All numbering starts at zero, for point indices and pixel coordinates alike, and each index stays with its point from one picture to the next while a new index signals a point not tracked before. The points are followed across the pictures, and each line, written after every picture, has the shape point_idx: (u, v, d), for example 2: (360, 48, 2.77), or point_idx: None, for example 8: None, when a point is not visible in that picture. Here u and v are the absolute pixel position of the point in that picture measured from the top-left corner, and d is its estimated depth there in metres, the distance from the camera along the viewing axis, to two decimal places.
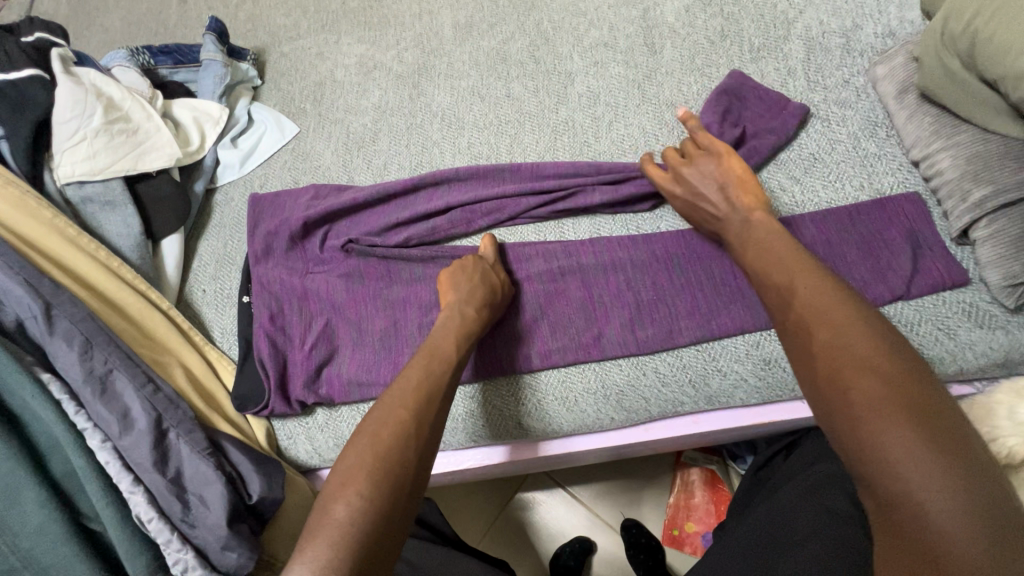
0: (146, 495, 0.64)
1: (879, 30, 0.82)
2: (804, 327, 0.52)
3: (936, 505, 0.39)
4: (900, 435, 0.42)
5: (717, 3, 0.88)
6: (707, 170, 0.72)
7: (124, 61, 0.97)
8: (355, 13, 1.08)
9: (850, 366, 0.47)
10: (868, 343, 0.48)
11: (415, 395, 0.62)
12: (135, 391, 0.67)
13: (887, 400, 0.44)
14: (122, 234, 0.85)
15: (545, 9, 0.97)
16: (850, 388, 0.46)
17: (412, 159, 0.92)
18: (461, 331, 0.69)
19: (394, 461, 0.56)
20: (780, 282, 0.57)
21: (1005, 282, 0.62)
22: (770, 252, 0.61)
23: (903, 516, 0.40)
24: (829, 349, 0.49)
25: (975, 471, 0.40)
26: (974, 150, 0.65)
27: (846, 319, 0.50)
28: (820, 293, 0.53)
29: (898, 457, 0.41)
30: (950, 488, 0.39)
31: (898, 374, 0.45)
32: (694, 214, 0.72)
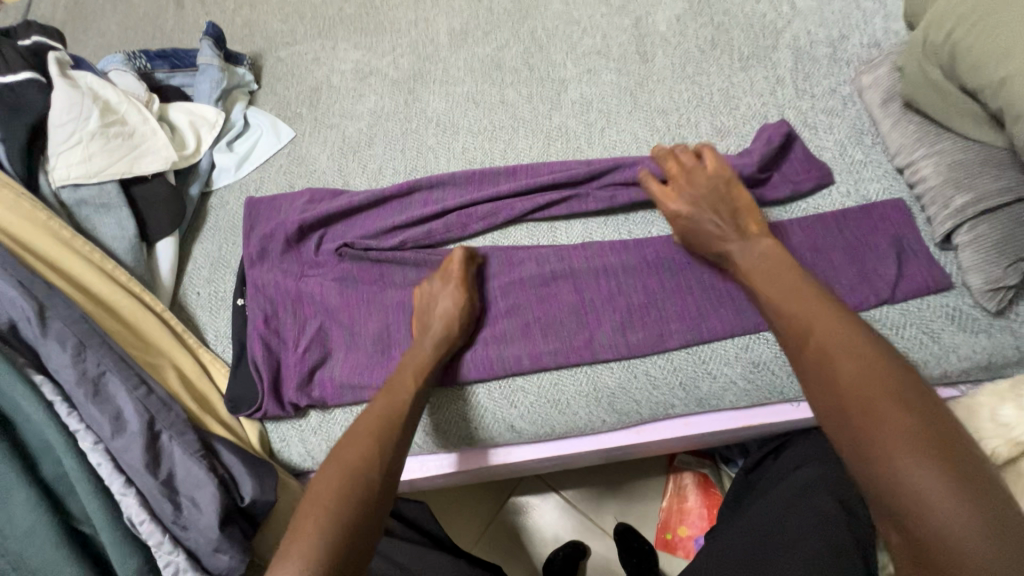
0: (138, 498, 0.64)
1: (865, 41, 0.84)
2: (824, 362, 0.54)
3: (969, 544, 0.41)
4: (932, 475, 0.44)
5: (707, 13, 0.90)
6: (714, 191, 0.71)
7: (120, 65, 0.97)
8: (351, 19, 1.09)
9: (875, 403, 0.49)
10: (888, 382, 0.50)
11: (377, 419, 0.64)
12: (127, 393, 0.67)
13: (912, 440, 0.46)
14: (117, 237, 0.85)
15: (539, 17, 0.98)
16: (873, 426, 0.48)
17: (407, 163, 0.93)
18: (419, 366, 0.69)
19: (359, 482, 0.59)
20: (796, 310, 0.59)
21: (987, 286, 0.63)
22: (789, 284, 0.62)
23: (936, 553, 0.42)
24: (853, 385, 0.51)
25: (1003, 512, 0.43)
26: (955, 158, 0.67)
27: (864, 358, 0.53)
28: (834, 329, 0.56)
29: (932, 495, 0.44)
30: (980, 528, 0.42)
31: (925, 415, 0.48)
32: (693, 238, 0.72)
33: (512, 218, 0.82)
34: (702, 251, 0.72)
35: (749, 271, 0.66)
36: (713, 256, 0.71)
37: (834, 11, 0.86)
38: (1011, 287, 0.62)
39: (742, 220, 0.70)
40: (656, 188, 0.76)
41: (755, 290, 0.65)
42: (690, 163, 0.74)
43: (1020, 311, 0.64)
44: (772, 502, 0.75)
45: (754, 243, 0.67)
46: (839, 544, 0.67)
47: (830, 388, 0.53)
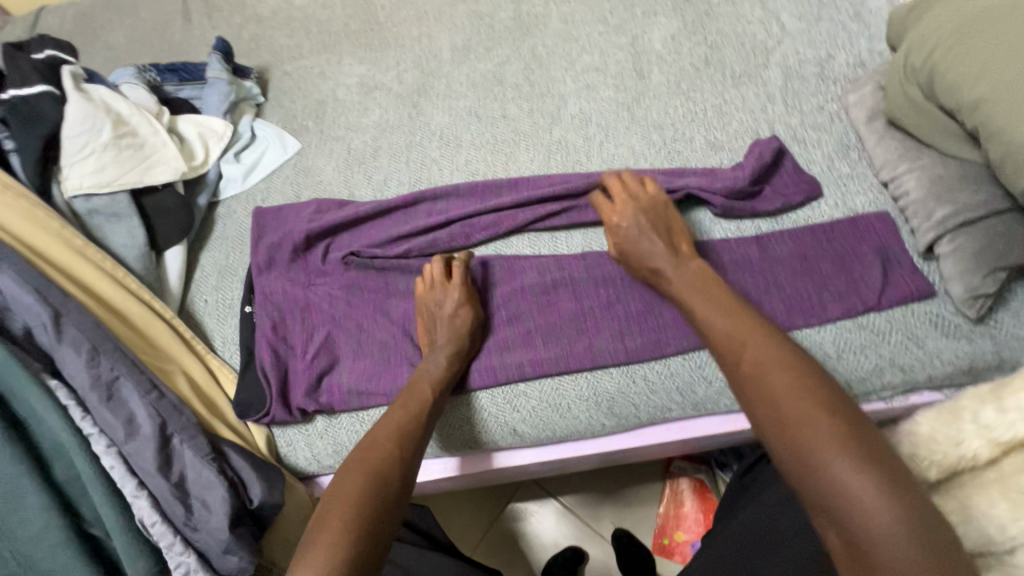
0: (150, 500, 0.66)
1: (851, 60, 0.88)
2: (756, 375, 0.56)
3: (896, 538, 0.44)
4: (861, 476, 0.47)
5: (701, 33, 0.94)
6: (652, 211, 0.75)
7: (131, 78, 1.00)
8: (356, 35, 1.13)
9: (806, 412, 0.51)
10: (815, 390, 0.53)
11: (395, 425, 0.67)
12: (140, 397, 0.68)
13: (841, 444, 0.49)
14: (128, 245, 0.87)
15: (539, 35, 1.02)
16: (806, 435, 0.50)
17: (412, 175, 0.96)
18: (437, 379, 0.72)
19: (383, 483, 0.61)
20: (726, 323, 0.62)
21: (966, 294, 0.66)
22: (721, 300, 0.65)
23: (871, 552, 0.45)
24: (785, 396, 0.53)
25: (919, 502, 0.46)
26: (935, 173, 0.70)
27: (791, 368, 0.55)
28: (763, 343, 0.58)
29: (863, 496, 0.46)
30: (904, 521, 0.45)
31: (848, 418, 0.51)
32: (629, 253, 0.74)
33: (513, 228, 0.84)
34: (637, 267, 0.74)
35: (679, 290, 0.69)
36: (645, 273, 0.74)
37: (822, 32, 0.90)
38: (989, 295, 0.66)
39: (675, 240, 0.73)
40: (601, 206, 0.79)
41: (690, 308, 0.67)
42: (632, 186, 0.78)
43: (1000, 318, 0.67)
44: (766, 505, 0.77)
45: (685, 263, 0.71)
46: None
47: (765, 400, 0.54)
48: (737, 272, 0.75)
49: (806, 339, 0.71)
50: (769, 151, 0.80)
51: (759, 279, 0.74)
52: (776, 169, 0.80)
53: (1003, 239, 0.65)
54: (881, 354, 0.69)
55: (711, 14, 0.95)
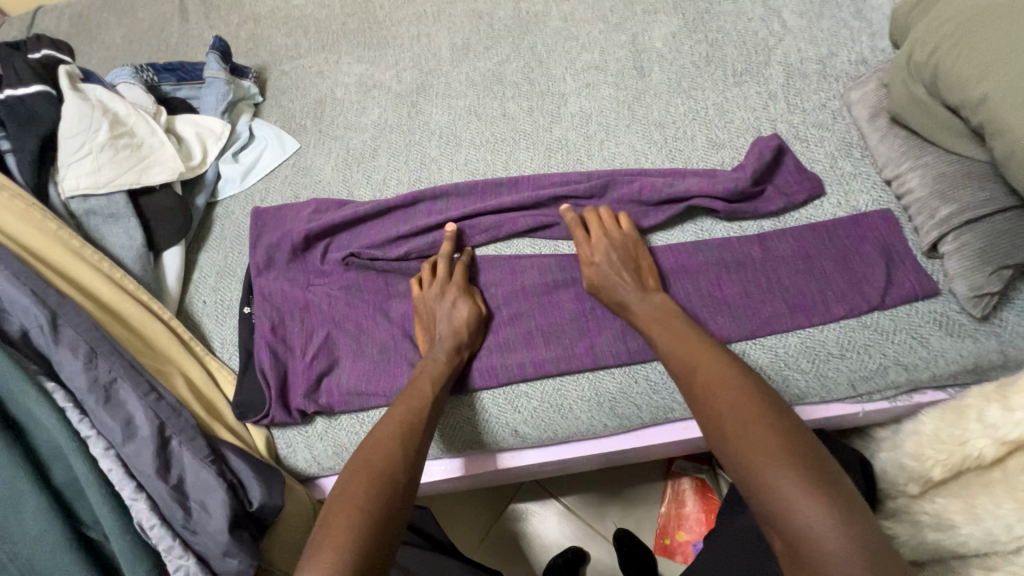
0: (148, 502, 0.65)
1: (853, 58, 0.87)
2: (701, 392, 0.60)
3: (826, 536, 0.46)
4: (791, 479, 0.49)
5: (702, 30, 0.94)
6: (623, 247, 0.76)
7: (128, 78, 0.99)
8: (354, 34, 1.12)
9: (743, 423, 0.54)
10: (752, 403, 0.56)
11: (399, 424, 0.66)
12: (138, 399, 0.68)
13: (772, 449, 0.52)
14: (125, 246, 0.86)
15: (539, 33, 1.01)
16: (742, 445, 0.53)
17: (411, 175, 0.95)
18: (438, 376, 0.71)
19: (387, 483, 0.61)
20: (679, 343, 0.65)
21: (971, 293, 0.66)
22: (676, 321, 0.68)
23: (805, 550, 0.47)
24: (724, 408, 0.57)
25: (855, 505, 0.48)
26: (940, 170, 0.69)
27: (732, 384, 0.58)
28: (708, 361, 0.62)
29: (793, 497, 0.48)
30: (833, 518, 0.46)
31: (782, 426, 0.54)
32: (598, 288, 0.74)
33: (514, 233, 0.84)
34: (605, 303, 0.74)
35: (645, 322, 0.69)
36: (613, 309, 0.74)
37: (823, 30, 0.89)
38: (994, 293, 0.65)
39: (642, 277, 0.74)
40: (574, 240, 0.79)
41: (647, 332, 0.68)
42: (605, 223, 0.79)
43: (1005, 316, 0.67)
44: None
45: (651, 296, 0.72)
46: None
47: (708, 415, 0.58)
48: (739, 271, 0.74)
49: (809, 338, 0.70)
50: (770, 150, 0.79)
51: (761, 278, 0.73)
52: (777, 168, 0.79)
53: (1009, 236, 0.64)
54: (885, 354, 0.69)
55: (712, 12, 0.95)
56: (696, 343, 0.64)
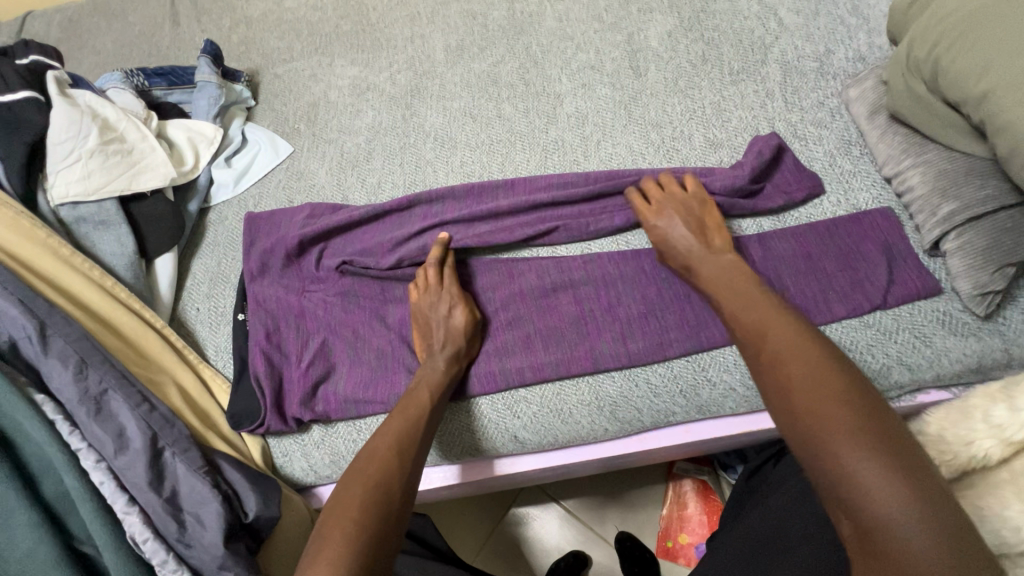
0: (141, 516, 0.64)
1: (850, 55, 0.86)
2: (772, 362, 0.54)
3: (911, 531, 0.40)
4: (874, 465, 0.43)
5: (698, 29, 0.93)
6: (689, 208, 0.74)
7: (118, 83, 0.98)
8: (347, 36, 1.11)
9: (818, 399, 0.48)
10: (833, 375, 0.50)
11: (396, 435, 0.65)
12: (130, 410, 0.66)
13: (852, 430, 0.45)
14: (116, 254, 0.85)
15: (533, 34, 1.01)
16: (815, 422, 0.47)
17: (406, 178, 0.94)
18: (435, 385, 0.71)
19: (382, 493, 0.60)
20: (749, 312, 0.59)
21: (975, 291, 0.65)
22: (748, 293, 0.62)
23: (883, 544, 0.41)
24: (799, 382, 0.51)
25: (942, 500, 0.42)
26: (941, 168, 0.68)
27: (809, 356, 0.52)
28: (784, 331, 0.55)
29: (875, 484, 0.43)
30: (920, 514, 0.41)
31: (868, 407, 0.47)
32: (663, 248, 0.73)
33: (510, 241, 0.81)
34: (671, 263, 0.73)
35: (711, 281, 0.66)
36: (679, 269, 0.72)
37: (819, 27, 0.89)
38: (998, 291, 0.64)
39: (709, 236, 0.71)
40: (638, 202, 0.78)
41: (718, 299, 0.64)
42: (670, 185, 0.77)
43: (1008, 315, 0.66)
44: (773, 509, 0.75)
45: (719, 256, 0.68)
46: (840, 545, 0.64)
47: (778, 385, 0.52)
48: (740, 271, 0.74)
49: None
50: (768, 149, 0.78)
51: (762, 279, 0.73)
52: (775, 167, 0.78)
53: (1012, 234, 0.63)
54: (888, 354, 0.68)
55: (708, 10, 0.94)
56: (772, 313, 0.58)
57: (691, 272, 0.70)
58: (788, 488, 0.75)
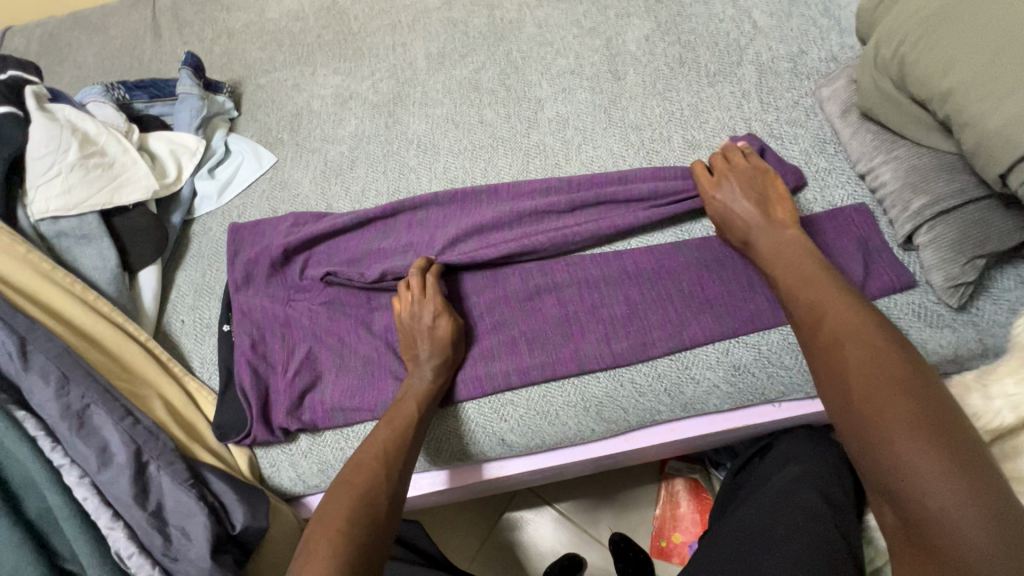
0: (126, 531, 0.63)
1: (823, 55, 0.88)
2: (831, 351, 0.56)
3: (962, 522, 0.43)
4: (928, 457, 0.46)
5: (674, 33, 0.95)
6: (750, 179, 0.74)
7: (98, 97, 0.97)
8: (330, 46, 1.11)
9: (877, 391, 0.51)
10: (891, 369, 0.52)
11: (382, 446, 0.66)
12: (113, 424, 0.66)
13: (909, 423, 0.48)
14: (98, 267, 0.85)
15: (514, 40, 1.02)
16: (870, 415, 0.50)
17: (390, 185, 0.95)
18: (422, 396, 0.70)
19: (367, 504, 0.61)
20: (809, 300, 0.62)
21: (948, 283, 0.66)
22: (811, 279, 0.63)
23: (927, 529, 0.45)
24: (859, 375, 0.53)
25: (996, 495, 0.44)
26: (912, 163, 0.70)
27: (871, 348, 0.54)
28: (846, 322, 0.57)
29: (928, 475, 0.46)
30: (971, 506, 0.44)
31: (931, 403, 0.49)
32: (722, 224, 0.75)
33: (493, 261, 0.80)
34: (731, 238, 0.74)
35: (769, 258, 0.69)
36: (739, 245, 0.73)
37: (793, 28, 0.91)
38: (969, 283, 0.65)
39: (772, 208, 0.72)
40: (700, 176, 0.78)
41: (773, 277, 0.67)
42: (733, 159, 0.77)
43: (981, 306, 0.67)
44: (759, 505, 0.75)
45: (778, 231, 0.70)
46: (823, 537, 0.67)
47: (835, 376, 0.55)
48: (719, 270, 0.75)
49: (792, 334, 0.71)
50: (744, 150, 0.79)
51: (742, 277, 0.74)
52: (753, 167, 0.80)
53: (981, 226, 0.64)
54: None
55: (684, 14, 0.96)
56: (835, 302, 0.60)
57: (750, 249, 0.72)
58: (774, 484, 0.76)
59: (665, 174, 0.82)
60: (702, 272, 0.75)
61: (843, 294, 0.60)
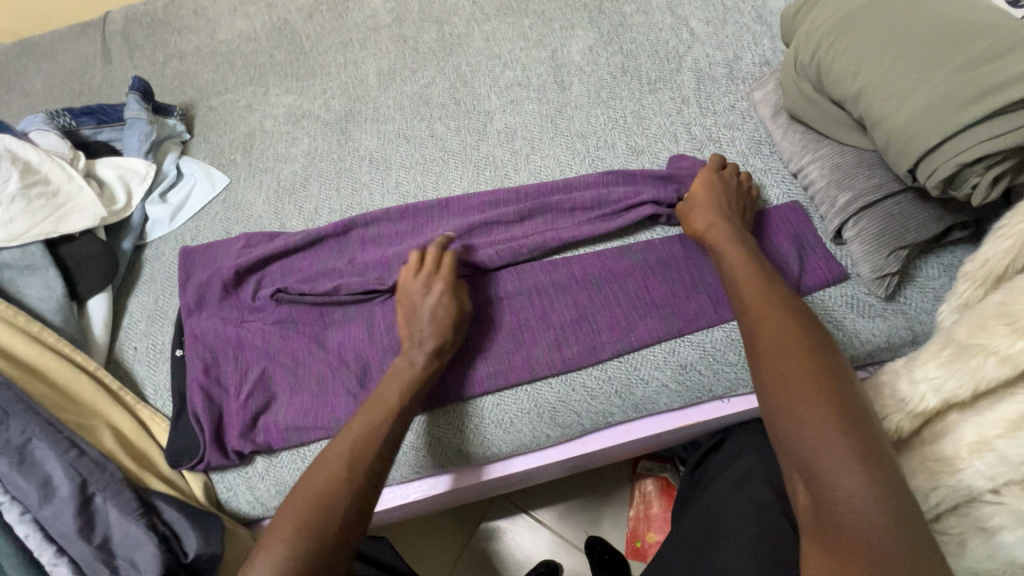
0: (71, 566, 0.62)
1: (756, 60, 0.92)
2: (760, 337, 0.57)
3: (863, 506, 0.43)
4: (839, 441, 0.47)
5: (617, 42, 0.97)
6: (743, 187, 0.77)
7: (42, 125, 0.96)
8: (282, 66, 1.12)
9: (798, 375, 0.51)
10: (809, 357, 0.53)
11: (353, 441, 0.63)
12: (56, 457, 0.65)
13: (824, 407, 0.49)
14: (44, 298, 0.83)
15: (463, 54, 1.03)
16: (790, 398, 0.51)
17: (343, 202, 0.95)
18: (408, 382, 0.68)
19: (326, 510, 0.58)
20: (743, 289, 0.63)
21: (875, 275, 0.69)
22: (750, 269, 0.65)
23: (835, 511, 0.44)
24: (780, 361, 0.54)
25: (895, 482, 0.45)
26: (836, 161, 0.73)
27: (797, 337, 0.55)
28: (777, 310, 0.58)
29: (836, 459, 0.46)
30: (876, 490, 0.44)
31: (841, 392, 0.50)
32: (704, 203, 0.74)
33: None
34: (704, 217, 0.73)
35: (721, 242, 0.69)
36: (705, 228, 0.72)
37: (728, 35, 0.94)
38: (894, 274, 0.68)
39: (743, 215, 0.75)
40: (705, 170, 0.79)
41: (719, 264, 0.68)
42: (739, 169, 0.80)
43: (908, 294, 0.71)
44: (714, 501, 0.77)
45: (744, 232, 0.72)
46: (777, 529, 0.69)
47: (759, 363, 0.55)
48: (664, 272, 0.77)
49: (734, 331, 0.74)
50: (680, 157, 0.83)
51: (685, 276, 0.76)
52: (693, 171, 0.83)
53: (901, 219, 0.67)
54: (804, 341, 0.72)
55: (625, 24, 0.99)
56: (766, 293, 0.61)
57: (712, 229, 0.71)
58: (727, 478, 0.78)
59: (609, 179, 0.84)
60: (647, 275, 0.77)
61: (774, 287, 0.61)
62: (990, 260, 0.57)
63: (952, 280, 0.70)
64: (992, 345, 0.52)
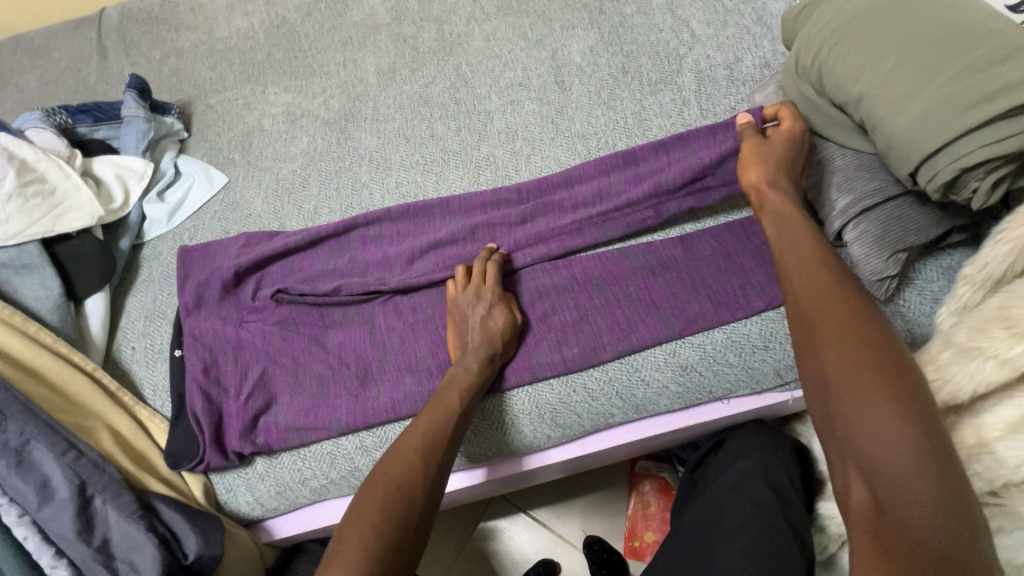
0: (70, 568, 0.62)
1: (757, 62, 0.92)
2: (815, 322, 0.53)
3: (922, 504, 0.42)
4: (902, 436, 0.44)
5: (617, 43, 0.97)
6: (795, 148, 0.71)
7: (38, 123, 0.95)
8: (280, 64, 1.11)
9: (857, 365, 0.48)
10: (867, 345, 0.49)
11: (421, 437, 0.66)
12: (55, 459, 0.64)
13: (884, 399, 0.46)
14: (41, 298, 0.82)
15: (463, 54, 1.03)
16: (846, 386, 0.48)
17: (343, 202, 0.95)
18: (466, 386, 0.70)
19: (405, 496, 0.61)
20: (794, 271, 0.59)
21: (875, 278, 0.69)
22: (800, 247, 0.61)
23: (893, 508, 0.43)
24: (835, 350, 0.50)
25: (956, 484, 0.42)
26: (836, 164, 0.73)
27: (853, 323, 0.51)
28: (832, 294, 0.54)
29: (894, 456, 0.44)
30: (937, 491, 0.42)
31: (903, 384, 0.46)
32: (756, 169, 0.70)
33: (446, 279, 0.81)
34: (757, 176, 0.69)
35: (771, 221, 0.66)
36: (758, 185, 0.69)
37: (728, 36, 0.94)
38: (893, 276, 0.69)
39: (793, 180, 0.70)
40: (780, 114, 0.75)
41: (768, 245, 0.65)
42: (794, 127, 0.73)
43: (906, 297, 0.71)
44: (713, 500, 0.77)
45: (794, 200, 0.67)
46: (775, 529, 0.69)
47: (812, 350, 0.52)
48: (666, 273, 0.77)
49: (734, 333, 0.74)
50: None
51: (686, 278, 0.76)
52: None
53: (900, 222, 0.67)
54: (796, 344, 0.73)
55: (626, 25, 0.99)
56: (820, 275, 0.56)
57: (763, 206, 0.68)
58: (727, 478, 0.79)
59: (609, 169, 0.83)
60: (647, 276, 0.77)
61: (828, 267, 0.57)
62: (989, 263, 0.57)
63: (951, 283, 0.71)
64: (992, 348, 0.53)
